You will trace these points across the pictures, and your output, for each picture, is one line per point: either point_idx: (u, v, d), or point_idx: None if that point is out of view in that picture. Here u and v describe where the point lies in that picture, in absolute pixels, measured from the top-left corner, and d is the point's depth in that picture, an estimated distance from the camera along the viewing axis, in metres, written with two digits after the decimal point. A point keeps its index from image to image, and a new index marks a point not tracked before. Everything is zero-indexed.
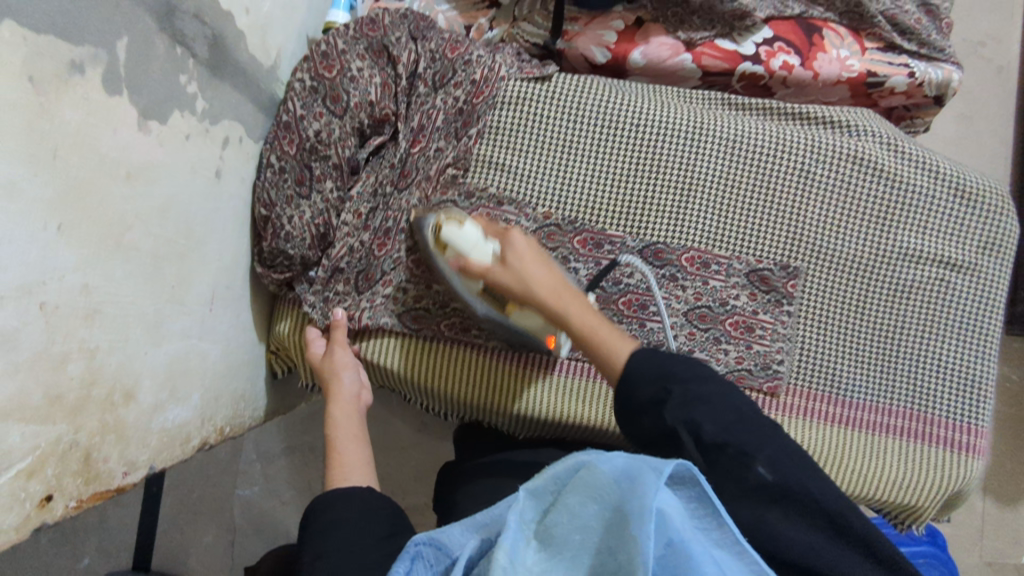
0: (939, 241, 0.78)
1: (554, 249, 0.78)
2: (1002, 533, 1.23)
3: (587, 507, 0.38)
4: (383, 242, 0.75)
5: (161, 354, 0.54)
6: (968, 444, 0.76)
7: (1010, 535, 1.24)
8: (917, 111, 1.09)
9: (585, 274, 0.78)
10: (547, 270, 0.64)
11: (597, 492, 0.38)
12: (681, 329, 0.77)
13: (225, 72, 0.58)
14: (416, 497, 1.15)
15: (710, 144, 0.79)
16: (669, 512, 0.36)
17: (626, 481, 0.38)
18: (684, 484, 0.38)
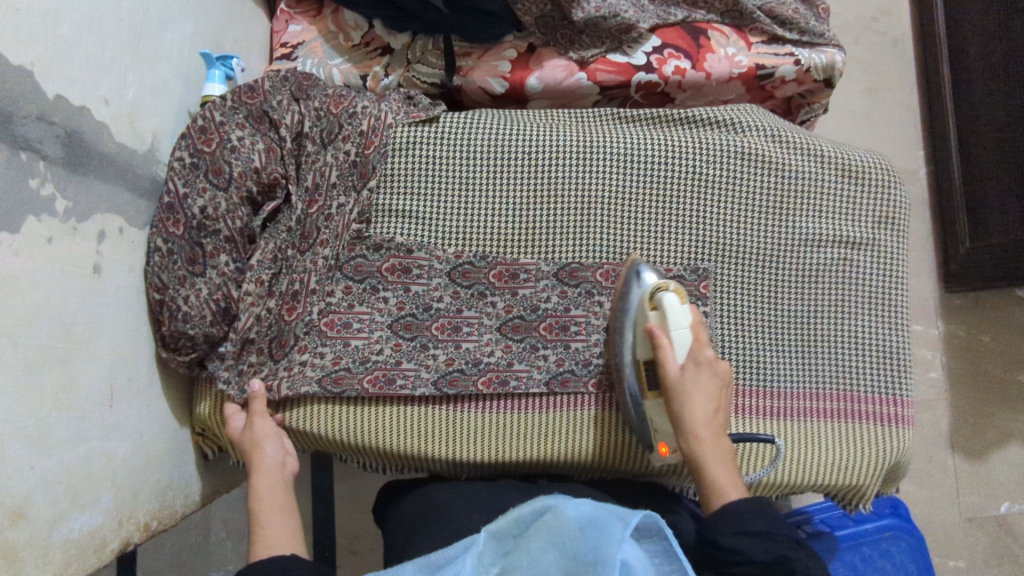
0: (836, 221, 0.80)
1: (470, 285, 0.78)
2: (977, 487, 1.24)
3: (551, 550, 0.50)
4: (293, 307, 0.75)
5: (50, 465, 0.53)
6: (897, 413, 0.78)
7: (986, 488, 1.24)
8: (812, 96, 1.12)
9: (503, 306, 0.78)
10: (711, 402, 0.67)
11: (562, 539, 0.51)
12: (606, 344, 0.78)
13: (89, 168, 0.58)
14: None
15: (605, 161, 0.80)
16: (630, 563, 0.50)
17: (592, 529, 0.51)
18: (649, 536, 0.53)
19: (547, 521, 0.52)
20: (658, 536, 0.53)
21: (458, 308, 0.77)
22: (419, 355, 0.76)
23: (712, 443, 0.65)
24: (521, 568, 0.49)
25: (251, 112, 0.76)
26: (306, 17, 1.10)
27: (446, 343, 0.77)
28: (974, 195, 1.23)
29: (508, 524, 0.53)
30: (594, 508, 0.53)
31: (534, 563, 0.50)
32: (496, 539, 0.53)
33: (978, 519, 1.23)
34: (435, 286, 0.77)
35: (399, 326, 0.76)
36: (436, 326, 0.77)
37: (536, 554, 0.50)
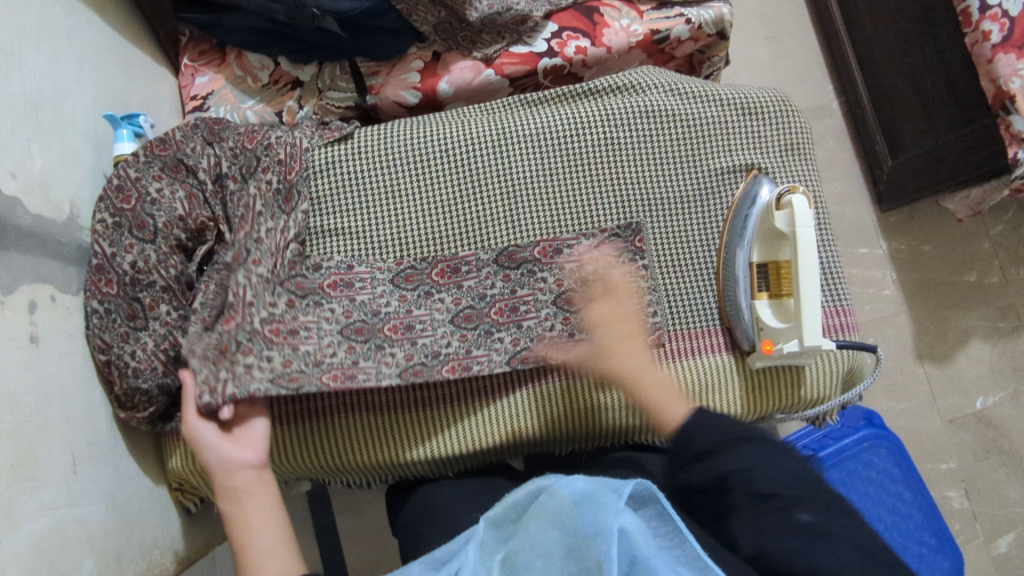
0: (749, 157, 0.84)
1: (416, 287, 0.79)
2: (950, 389, 1.29)
3: (553, 532, 0.50)
4: (231, 317, 0.69)
5: (21, 537, 0.52)
6: (844, 323, 0.82)
7: (958, 388, 1.29)
8: (710, 51, 1.17)
9: (451, 300, 0.79)
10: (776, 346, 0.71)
11: (559, 518, 0.50)
12: (556, 318, 0.79)
13: (7, 241, 0.58)
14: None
15: (521, 144, 0.82)
16: (629, 529, 0.50)
17: (587, 503, 0.52)
18: (644, 503, 0.54)
19: (542, 501, 0.53)
20: (652, 501, 0.54)
21: (408, 309, 0.78)
22: (375, 354, 0.75)
23: None
24: (523, 553, 0.48)
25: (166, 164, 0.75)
26: (211, 67, 1.10)
27: (402, 341, 0.76)
28: (885, 115, 1.29)
29: (505, 510, 0.54)
30: (586, 483, 0.54)
31: (535, 546, 0.49)
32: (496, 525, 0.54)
33: (958, 419, 1.28)
34: (380, 294, 0.78)
35: (349, 332, 0.75)
36: (388, 327, 0.76)
37: (536, 536, 0.50)
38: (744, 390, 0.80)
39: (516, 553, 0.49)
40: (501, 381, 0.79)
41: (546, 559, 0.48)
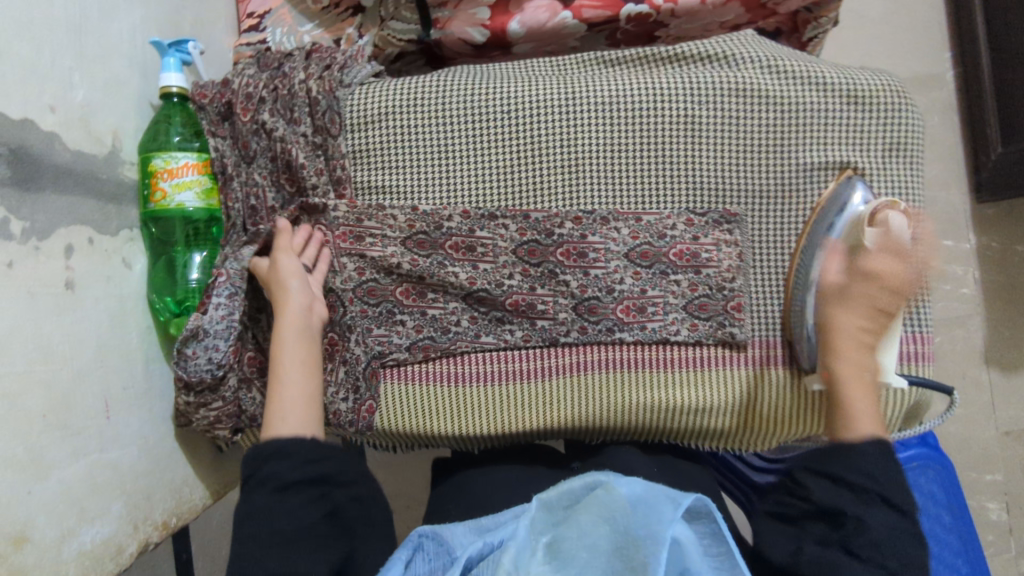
0: (844, 152, 0.74)
1: (428, 255, 0.75)
2: (1014, 401, 1.20)
3: (601, 527, 0.49)
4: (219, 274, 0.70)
5: (50, 485, 0.53)
6: (915, 353, 0.74)
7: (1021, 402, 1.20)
8: (820, 9, 1.02)
9: (404, 219, 0.75)
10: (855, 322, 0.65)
11: (612, 510, 0.50)
12: (573, 324, 0.75)
13: (42, 183, 0.56)
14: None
15: (585, 114, 0.75)
16: (680, 541, 0.48)
17: (642, 506, 0.50)
18: (700, 518, 0.51)
19: (597, 495, 0.51)
20: (707, 518, 0.51)
21: (357, 219, 0.74)
22: (387, 321, 0.75)
23: (858, 369, 0.64)
24: (570, 541, 0.48)
25: (241, 129, 0.74)
26: None
27: (412, 308, 0.75)
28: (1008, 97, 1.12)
29: (559, 494, 0.53)
30: (646, 488, 0.52)
31: (584, 535, 0.48)
32: (548, 508, 0.52)
33: (1015, 433, 1.19)
34: (391, 253, 0.74)
35: (361, 292, 0.75)
36: (400, 291, 0.75)
37: (586, 527, 0.49)
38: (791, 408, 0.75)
39: (563, 539, 0.48)
40: (534, 366, 0.76)
41: (592, 551, 0.47)
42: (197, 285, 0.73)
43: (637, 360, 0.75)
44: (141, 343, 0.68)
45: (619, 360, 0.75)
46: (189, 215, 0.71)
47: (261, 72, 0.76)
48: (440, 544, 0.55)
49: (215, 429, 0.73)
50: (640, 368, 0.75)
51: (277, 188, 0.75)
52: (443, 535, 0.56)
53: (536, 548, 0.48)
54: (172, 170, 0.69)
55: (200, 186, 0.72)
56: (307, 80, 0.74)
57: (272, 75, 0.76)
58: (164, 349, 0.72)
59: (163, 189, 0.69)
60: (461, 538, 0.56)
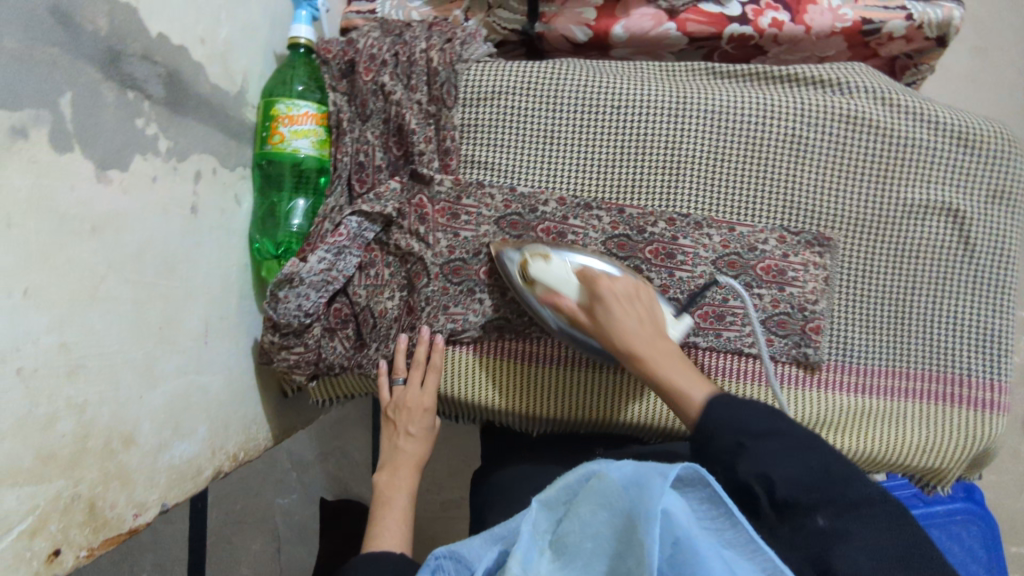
0: (945, 192, 0.75)
1: (519, 236, 0.76)
2: None
3: (597, 514, 0.44)
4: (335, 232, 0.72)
5: (157, 394, 0.56)
6: (990, 400, 0.75)
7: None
8: (920, 56, 1.04)
9: (501, 200, 0.77)
10: (639, 320, 0.66)
11: (610, 501, 0.45)
12: None
13: (186, 109, 0.58)
14: (447, 491, 1.15)
15: (694, 119, 0.76)
16: (674, 513, 0.42)
17: (636, 488, 0.44)
18: (693, 486, 0.45)
19: (591, 487, 0.46)
20: (702, 484, 0.45)
21: (458, 196, 0.76)
22: (465, 299, 0.76)
23: (681, 368, 0.63)
24: (573, 535, 0.44)
25: (362, 89, 0.76)
26: None
27: (493, 289, 0.76)
28: None
29: (556, 492, 0.48)
30: (638, 465, 0.46)
31: (586, 527, 0.44)
32: (548, 508, 0.48)
33: None
34: (484, 233, 0.76)
35: (446, 270, 0.76)
36: (483, 271, 0.76)
37: (586, 519, 0.44)
38: (873, 433, 0.75)
39: (566, 534, 0.45)
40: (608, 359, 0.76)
41: (596, 542, 0.44)
42: (297, 231, 0.75)
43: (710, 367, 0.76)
44: (238, 279, 0.71)
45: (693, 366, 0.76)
46: (299, 161, 0.73)
47: (383, 36, 0.79)
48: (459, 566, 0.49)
49: (292, 373, 0.74)
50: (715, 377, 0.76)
51: (385, 150, 0.78)
52: (461, 550, 0.50)
53: (541, 549, 0.45)
54: (293, 116, 0.71)
55: (315, 136, 0.74)
56: (429, 50, 0.77)
57: (394, 41, 0.78)
58: (255, 289, 0.74)
59: (281, 133, 0.71)
60: (480, 547, 0.50)
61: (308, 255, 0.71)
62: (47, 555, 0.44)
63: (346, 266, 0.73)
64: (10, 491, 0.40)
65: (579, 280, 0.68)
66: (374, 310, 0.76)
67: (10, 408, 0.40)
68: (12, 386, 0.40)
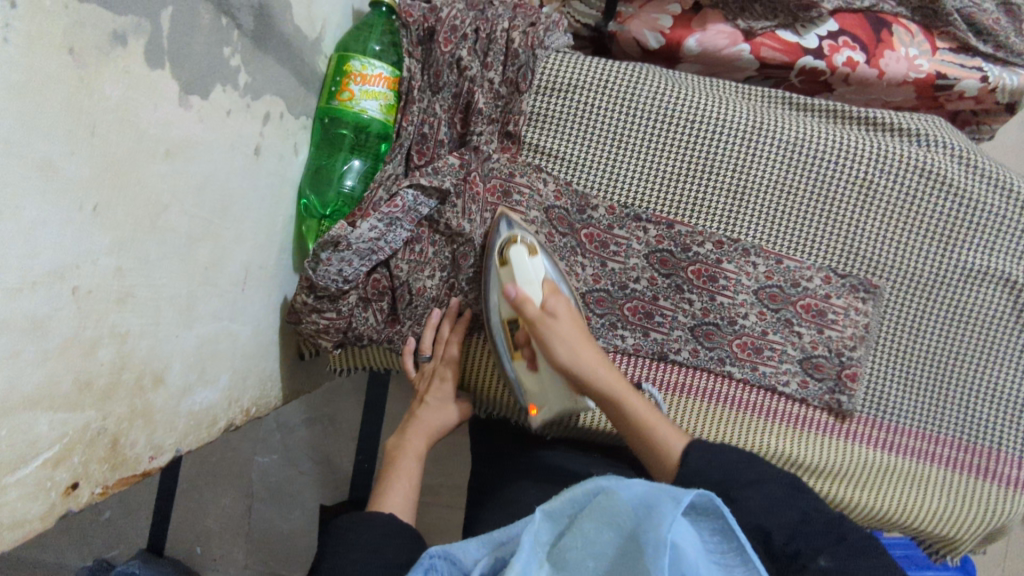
0: (1005, 261, 0.74)
1: (563, 233, 0.75)
2: None
3: (604, 533, 0.41)
4: (392, 202, 0.70)
5: (191, 336, 0.53)
6: (1016, 477, 0.74)
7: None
8: (985, 116, 1.03)
9: (551, 190, 0.75)
10: (595, 352, 0.67)
11: (617, 519, 0.42)
12: (685, 343, 0.74)
13: (269, 46, 0.56)
14: (432, 477, 1.12)
15: (768, 147, 0.74)
16: (683, 546, 0.39)
17: (646, 510, 0.41)
18: (707, 516, 0.42)
19: (599, 502, 0.44)
20: (715, 514, 0.42)
21: (511, 174, 0.75)
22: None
23: (637, 399, 0.65)
24: (574, 550, 0.41)
25: (438, 59, 0.74)
26: None
27: None
28: None
29: (563, 503, 0.45)
30: (649, 488, 0.43)
31: (589, 545, 0.41)
32: (551, 519, 0.44)
33: None
34: (533, 219, 0.74)
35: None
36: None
37: (590, 535, 0.42)
38: (895, 492, 0.74)
39: (567, 549, 0.41)
40: (635, 373, 0.75)
41: (598, 560, 0.41)
42: (350, 193, 0.73)
43: (741, 400, 0.74)
44: (282, 232, 0.68)
45: (726, 397, 0.74)
46: (363, 122, 0.71)
47: (466, 10, 0.76)
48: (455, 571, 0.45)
49: (318, 337, 0.72)
50: (748, 412, 0.74)
51: (449, 126, 0.76)
52: (455, 550, 0.46)
53: (541, 563, 0.40)
54: (366, 76, 0.69)
55: (385, 100, 0.72)
56: (511, 30, 0.75)
57: (476, 16, 0.76)
58: (295, 247, 0.71)
59: (352, 91, 0.69)
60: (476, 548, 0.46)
61: (358, 221, 0.69)
62: (66, 486, 0.40)
63: (394, 240, 0.71)
64: (44, 414, 0.37)
65: (545, 287, 0.67)
66: (412, 288, 0.73)
67: (59, 327, 0.37)
68: (66, 304, 0.37)
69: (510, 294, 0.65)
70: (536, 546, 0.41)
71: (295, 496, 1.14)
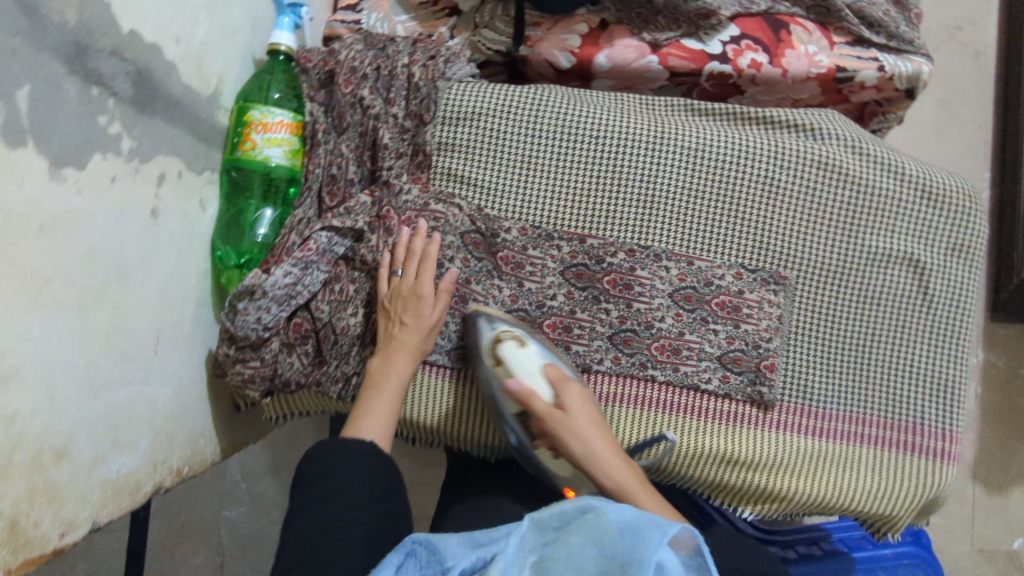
0: (907, 242, 0.77)
1: (479, 258, 0.76)
2: (992, 519, 1.15)
3: (586, 548, 0.44)
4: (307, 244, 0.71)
5: (96, 406, 0.52)
6: (943, 450, 0.76)
7: (1001, 523, 1.15)
8: (889, 105, 1.07)
9: (467, 212, 0.76)
10: (609, 441, 0.68)
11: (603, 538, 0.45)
12: (606, 353, 0.75)
13: (156, 108, 0.56)
14: None
15: (670, 154, 0.76)
16: (666, 565, 0.42)
17: (632, 534, 0.45)
18: (684, 549, 0.46)
19: (586, 519, 0.47)
20: (697, 552, 0.45)
21: (424, 203, 0.76)
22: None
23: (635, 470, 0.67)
24: (557, 560, 0.43)
25: (340, 101, 0.76)
26: None
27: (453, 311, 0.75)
28: None
29: (550, 514, 0.48)
30: (637, 514, 0.47)
31: (570, 557, 0.43)
32: (538, 529, 0.48)
33: (991, 550, 1.15)
34: (449, 244, 0.75)
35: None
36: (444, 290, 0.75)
37: (573, 549, 0.44)
38: (828, 475, 0.75)
39: (549, 558, 0.43)
40: None
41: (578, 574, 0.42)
42: (262, 241, 0.74)
43: (667, 403, 0.75)
44: (197, 287, 0.68)
45: (659, 402, 0.75)
46: (271, 170, 0.72)
47: (366, 49, 0.79)
48: (431, 555, 0.48)
49: (245, 388, 0.72)
50: (675, 414, 0.75)
51: (359, 163, 0.78)
52: (438, 543, 0.49)
53: (523, 565, 0.43)
54: (267, 123, 0.69)
55: (289, 146, 0.73)
56: (411, 65, 0.77)
57: (376, 55, 0.78)
58: (213, 298, 0.71)
59: (253, 140, 0.69)
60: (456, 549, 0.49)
61: (272, 267, 0.70)
62: None
63: (312, 283, 0.72)
64: None
65: (550, 379, 0.70)
66: (337, 327, 0.73)
67: None
68: None
69: (512, 387, 0.69)
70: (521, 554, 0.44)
71: (264, 547, 1.12)
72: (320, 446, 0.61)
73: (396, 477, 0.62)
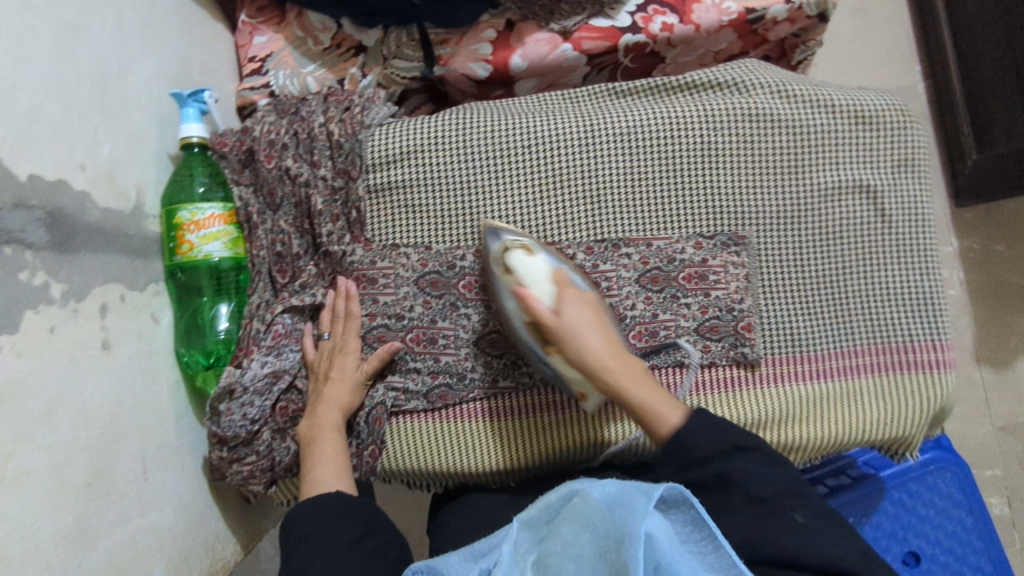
0: (852, 169, 0.77)
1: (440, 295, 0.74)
2: (1006, 396, 1.16)
3: (580, 535, 0.44)
4: (276, 329, 0.73)
5: (97, 556, 0.51)
6: (936, 359, 0.77)
7: (1014, 397, 1.16)
8: (806, 34, 1.05)
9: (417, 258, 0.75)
10: (602, 334, 0.59)
11: (592, 520, 0.45)
12: None
13: (79, 243, 0.55)
14: None
15: (604, 144, 0.76)
16: (656, 536, 0.42)
17: (618, 507, 0.44)
18: (678, 507, 0.46)
19: (574, 505, 0.46)
20: (686, 506, 0.46)
21: (371, 261, 0.74)
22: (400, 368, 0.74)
23: (622, 361, 0.59)
24: (554, 555, 0.44)
25: (267, 177, 0.75)
26: (270, 25, 1.01)
27: (424, 355, 0.74)
28: (975, 101, 1.10)
29: (538, 510, 0.48)
30: (620, 484, 0.46)
31: (568, 548, 0.44)
32: (530, 526, 0.47)
33: (1012, 426, 1.16)
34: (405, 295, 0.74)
35: (371, 339, 0.73)
36: (410, 338, 0.73)
37: (568, 539, 0.44)
38: (834, 415, 0.76)
39: (547, 555, 0.44)
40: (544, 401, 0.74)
41: (578, 562, 0.43)
42: (227, 336, 0.73)
43: None
44: (172, 401, 0.66)
45: None
46: (215, 264, 0.71)
47: (280, 118, 0.79)
48: None
49: (248, 484, 0.71)
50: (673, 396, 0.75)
51: (301, 234, 0.77)
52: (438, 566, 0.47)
53: (523, 570, 0.44)
54: (199, 221, 0.68)
55: (226, 236, 0.72)
56: (327, 124, 0.77)
57: (291, 121, 0.78)
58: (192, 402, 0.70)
59: (190, 241, 0.68)
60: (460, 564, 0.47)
61: (244, 360, 0.71)
62: None
63: (292, 363, 0.73)
64: None
65: (553, 282, 0.61)
66: None
67: None
68: None
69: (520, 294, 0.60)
70: (518, 557, 0.45)
71: None
72: (299, 508, 0.59)
73: (374, 514, 0.60)
